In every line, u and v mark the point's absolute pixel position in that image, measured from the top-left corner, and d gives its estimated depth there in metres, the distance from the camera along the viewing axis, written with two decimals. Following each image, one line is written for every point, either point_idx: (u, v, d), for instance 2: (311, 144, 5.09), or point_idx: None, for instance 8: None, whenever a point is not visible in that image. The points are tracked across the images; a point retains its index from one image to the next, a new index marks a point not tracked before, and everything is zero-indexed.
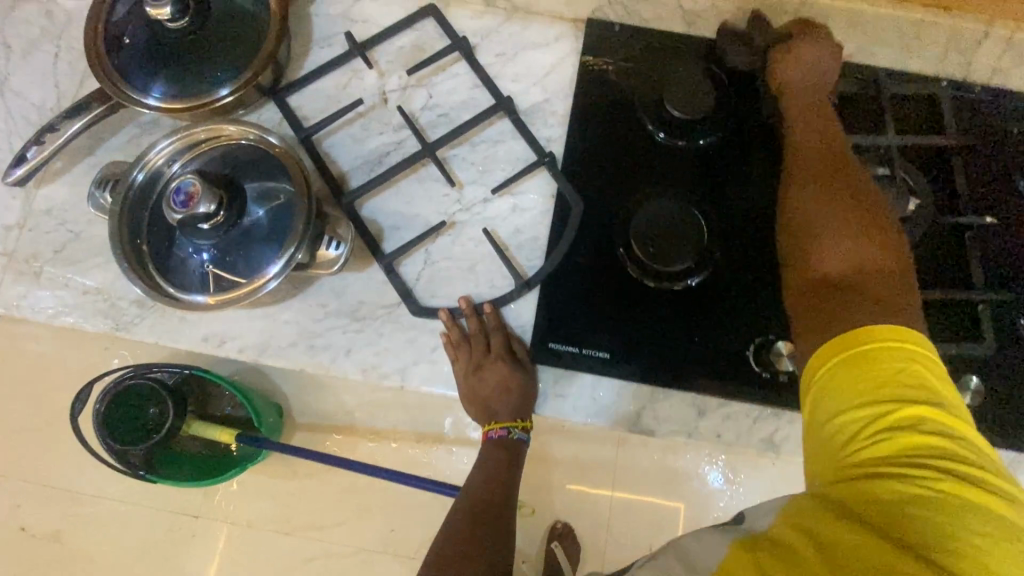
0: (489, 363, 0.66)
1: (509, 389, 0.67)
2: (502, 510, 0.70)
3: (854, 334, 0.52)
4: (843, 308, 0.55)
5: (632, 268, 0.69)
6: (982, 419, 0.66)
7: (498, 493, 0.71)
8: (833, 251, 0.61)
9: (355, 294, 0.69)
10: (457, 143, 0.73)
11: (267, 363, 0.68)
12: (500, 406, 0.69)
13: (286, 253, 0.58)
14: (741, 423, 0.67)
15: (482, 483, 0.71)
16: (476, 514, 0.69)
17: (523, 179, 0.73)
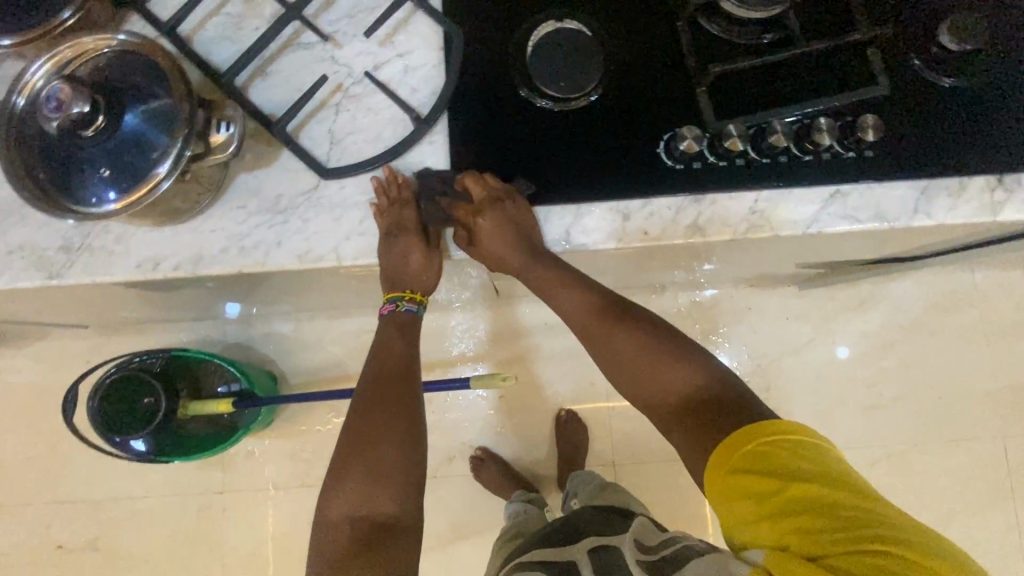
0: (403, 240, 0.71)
1: (416, 260, 0.74)
2: (402, 379, 0.80)
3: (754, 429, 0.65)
4: (709, 426, 0.70)
5: (542, 104, 0.70)
6: (885, 155, 0.69)
7: (395, 373, 0.80)
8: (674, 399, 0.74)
9: (271, 188, 0.70)
10: (327, 6, 0.73)
11: (205, 275, 0.70)
12: (402, 277, 0.76)
13: (176, 149, 0.59)
14: (664, 216, 0.70)
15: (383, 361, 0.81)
16: (378, 392, 0.79)
17: (396, 22, 0.73)
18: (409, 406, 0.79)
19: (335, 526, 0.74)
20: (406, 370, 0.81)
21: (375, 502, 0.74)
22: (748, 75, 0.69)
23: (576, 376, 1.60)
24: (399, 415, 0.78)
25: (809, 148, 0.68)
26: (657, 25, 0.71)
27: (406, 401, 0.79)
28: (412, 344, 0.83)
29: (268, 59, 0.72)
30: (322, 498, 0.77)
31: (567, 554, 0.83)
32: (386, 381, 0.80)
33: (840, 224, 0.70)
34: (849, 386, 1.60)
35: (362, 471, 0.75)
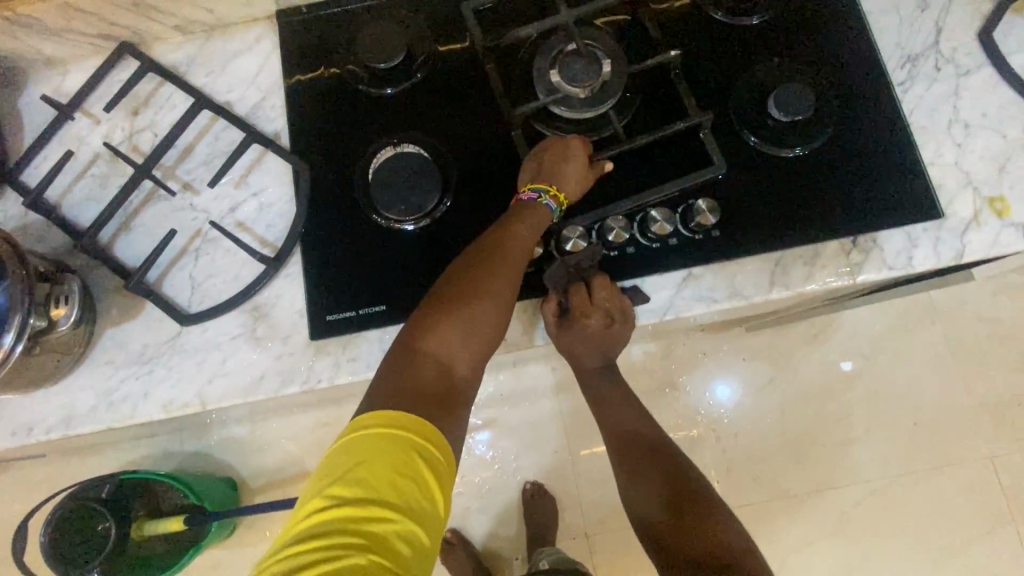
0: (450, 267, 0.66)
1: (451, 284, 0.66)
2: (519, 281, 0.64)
3: None
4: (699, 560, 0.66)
5: (405, 225, 0.71)
6: (732, 231, 0.69)
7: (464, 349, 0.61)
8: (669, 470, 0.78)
9: (135, 341, 0.71)
10: (183, 157, 0.77)
11: (78, 433, 0.71)
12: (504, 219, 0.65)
13: (16, 318, 0.61)
14: (520, 321, 0.70)
15: (516, 238, 0.64)
16: (433, 375, 0.59)
17: (249, 164, 0.76)
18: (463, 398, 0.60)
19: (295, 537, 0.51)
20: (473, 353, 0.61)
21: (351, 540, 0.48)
22: None
23: (537, 445, 1.57)
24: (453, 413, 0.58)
25: (653, 237, 0.68)
26: (496, 138, 0.74)
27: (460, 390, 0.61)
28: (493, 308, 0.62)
29: (131, 215, 0.75)
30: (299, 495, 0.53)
31: None
32: (498, 296, 0.62)
33: (697, 307, 0.69)
34: (822, 421, 1.54)
35: (456, 393, 0.60)
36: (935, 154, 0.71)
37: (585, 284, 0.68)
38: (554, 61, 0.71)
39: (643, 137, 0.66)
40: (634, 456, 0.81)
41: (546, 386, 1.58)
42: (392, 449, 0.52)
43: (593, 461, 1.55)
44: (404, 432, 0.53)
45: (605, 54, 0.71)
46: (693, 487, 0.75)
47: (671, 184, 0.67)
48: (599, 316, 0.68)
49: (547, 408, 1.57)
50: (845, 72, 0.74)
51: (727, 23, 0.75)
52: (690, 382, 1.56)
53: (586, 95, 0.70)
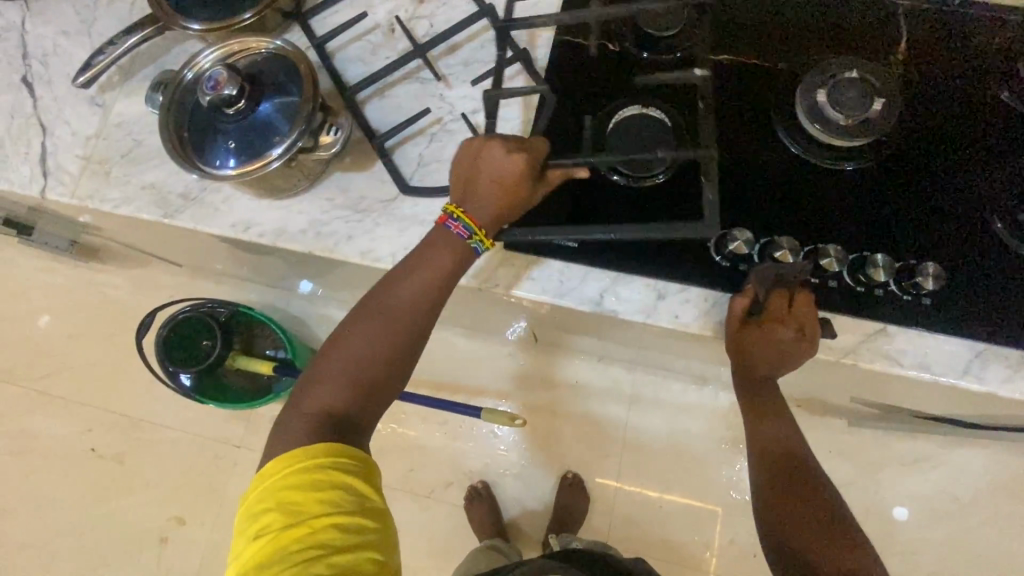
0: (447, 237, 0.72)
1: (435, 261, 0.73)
2: (424, 319, 0.72)
3: None
4: None
5: (613, 176, 0.75)
6: (945, 306, 0.67)
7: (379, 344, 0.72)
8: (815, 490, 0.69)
9: (357, 190, 0.79)
10: (449, 53, 0.84)
11: (282, 247, 0.80)
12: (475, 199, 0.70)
13: (292, 138, 0.70)
14: (698, 306, 0.72)
15: (399, 290, 0.72)
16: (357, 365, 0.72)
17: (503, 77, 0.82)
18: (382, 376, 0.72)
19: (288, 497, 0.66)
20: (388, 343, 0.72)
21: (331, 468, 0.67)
22: (814, 195, 0.72)
23: (591, 442, 1.58)
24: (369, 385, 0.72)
25: (863, 280, 0.68)
26: (741, 132, 0.75)
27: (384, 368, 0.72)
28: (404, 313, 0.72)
29: (389, 85, 0.83)
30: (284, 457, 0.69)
31: None
32: (391, 343, 0.72)
33: (879, 362, 0.68)
34: (886, 547, 1.45)
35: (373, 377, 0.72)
36: None
37: (788, 294, 0.68)
38: (827, 82, 0.71)
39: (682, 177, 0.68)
40: (777, 459, 0.72)
41: (621, 392, 1.58)
42: (313, 477, 0.65)
43: (639, 480, 1.55)
44: (322, 461, 0.66)
45: (879, 93, 0.71)
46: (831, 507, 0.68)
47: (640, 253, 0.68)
48: (792, 327, 0.67)
49: (615, 413, 1.58)
50: None
51: (1011, 108, 0.73)
52: None
53: (849, 124, 0.70)
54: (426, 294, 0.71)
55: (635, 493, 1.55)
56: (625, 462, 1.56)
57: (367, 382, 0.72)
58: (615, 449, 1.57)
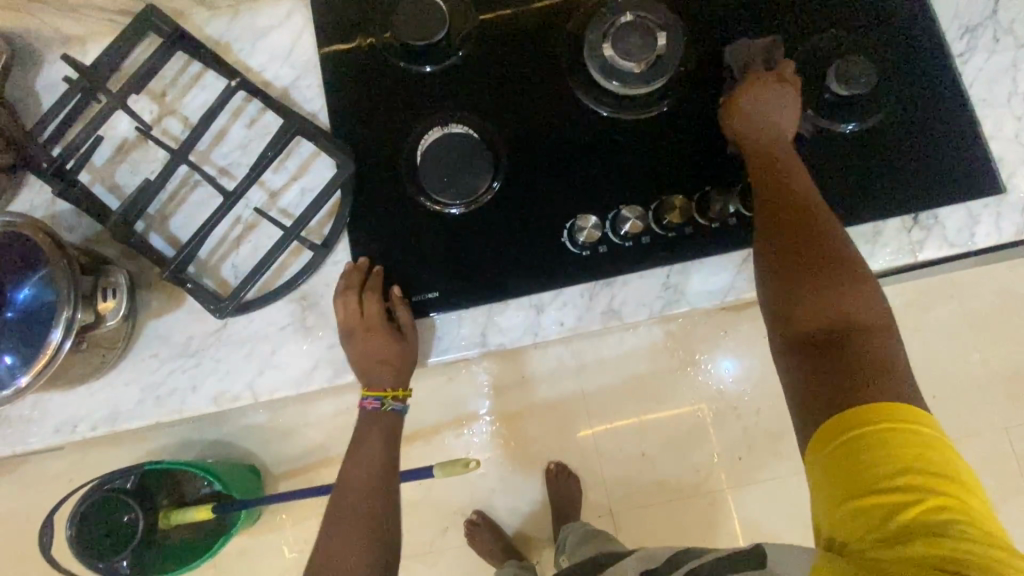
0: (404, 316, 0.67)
1: (388, 359, 0.67)
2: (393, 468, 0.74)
3: (882, 423, 0.51)
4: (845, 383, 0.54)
5: (450, 209, 0.68)
6: None
7: (363, 490, 0.72)
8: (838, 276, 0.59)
9: (179, 332, 0.69)
10: (217, 141, 0.73)
11: (125, 429, 0.69)
12: (377, 380, 0.69)
13: (62, 313, 0.59)
14: (579, 304, 0.69)
15: (359, 459, 0.73)
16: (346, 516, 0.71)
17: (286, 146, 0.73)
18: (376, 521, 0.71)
19: None
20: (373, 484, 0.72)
21: None
22: (640, 151, 0.69)
23: (560, 425, 1.57)
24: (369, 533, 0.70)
25: (713, 217, 0.67)
26: (551, 112, 0.71)
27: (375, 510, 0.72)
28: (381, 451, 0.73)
29: (168, 203, 0.72)
30: None
31: None
32: (378, 489, 0.72)
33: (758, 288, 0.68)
34: None
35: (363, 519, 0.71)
36: (994, 127, 0.70)
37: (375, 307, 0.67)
38: (608, 34, 0.67)
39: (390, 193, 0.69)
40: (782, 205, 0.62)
41: (567, 367, 1.57)
42: None
43: (616, 440, 1.56)
44: None
45: (660, 25, 0.67)
46: (834, 268, 0.59)
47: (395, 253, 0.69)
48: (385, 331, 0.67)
49: (569, 388, 1.57)
50: (906, 43, 0.71)
51: None
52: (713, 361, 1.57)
53: (643, 70, 0.67)
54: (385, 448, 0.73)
55: (618, 452, 1.56)
56: (597, 429, 1.57)
57: (357, 527, 0.70)
58: (583, 421, 1.57)
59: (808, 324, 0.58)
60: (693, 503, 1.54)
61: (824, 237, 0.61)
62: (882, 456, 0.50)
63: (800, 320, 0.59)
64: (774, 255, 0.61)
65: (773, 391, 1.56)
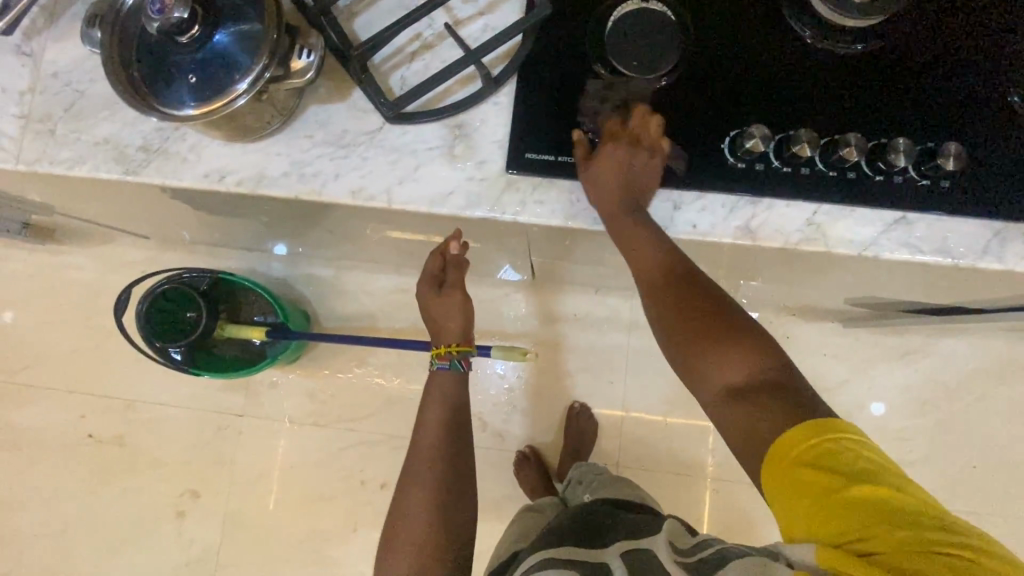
0: (453, 276, 0.92)
1: (454, 322, 0.92)
2: (462, 429, 0.88)
3: (818, 426, 0.62)
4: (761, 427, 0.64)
5: (612, 79, 0.69)
6: (963, 185, 0.66)
7: (454, 415, 0.89)
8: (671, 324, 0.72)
9: (338, 122, 0.72)
10: None
11: (263, 195, 0.74)
12: (450, 334, 0.92)
13: (257, 67, 0.62)
14: (717, 213, 0.69)
15: (430, 409, 0.90)
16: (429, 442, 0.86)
17: None
18: (461, 446, 0.87)
19: (399, 549, 0.81)
20: (456, 416, 0.89)
21: (433, 527, 0.81)
22: (828, 82, 0.67)
23: (595, 372, 1.60)
24: (458, 455, 0.86)
25: (880, 168, 0.66)
26: (750, 19, 0.70)
27: (460, 434, 0.88)
28: (460, 389, 0.92)
29: (360, 3, 0.75)
30: (388, 523, 0.84)
31: (599, 556, 0.81)
32: (457, 419, 0.89)
33: (900, 252, 0.67)
34: (882, 437, 1.52)
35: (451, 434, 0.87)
36: None
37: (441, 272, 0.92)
38: None
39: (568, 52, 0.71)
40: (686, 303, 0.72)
41: (620, 320, 1.59)
42: None
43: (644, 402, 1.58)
44: None
45: None
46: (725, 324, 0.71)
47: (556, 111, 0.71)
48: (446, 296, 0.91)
49: (615, 340, 1.59)
50: None
51: None
52: None
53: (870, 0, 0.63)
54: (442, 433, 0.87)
55: (642, 413, 1.58)
56: (629, 386, 1.59)
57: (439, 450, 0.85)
58: (618, 374, 1.59)
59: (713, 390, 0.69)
60: (698, 485, 1.56)
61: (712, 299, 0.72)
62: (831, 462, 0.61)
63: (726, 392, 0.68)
64: (692, 341, 0.70)
65: None
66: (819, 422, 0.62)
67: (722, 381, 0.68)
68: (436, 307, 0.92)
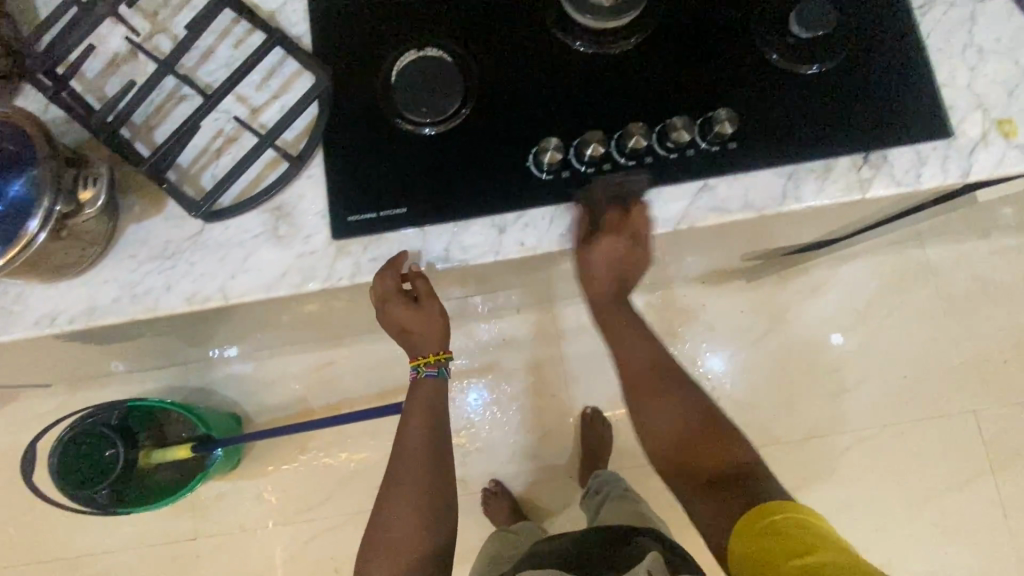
0: (420, 283, 0.77)
1: (422, 329, 0.84)
2: (437, 451, 0.90)
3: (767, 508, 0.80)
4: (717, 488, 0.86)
5: (423, 129, 0.71)
6: (748, 143, 0.70)
7: (429, 438, 0.89)
8: (651, 400, 0.96)
9: (158, 235, 0.72)
10: (204, 59, 0.76)
11: (102, 325, 0.72)
12: (421, 342, 0.86)
13: (45, 204, 0.62)
14: (539, 225, 0.72)
15: (409, 432, 0.90)
16: (405, 464, 0.89)
17: (265, 67, 0.76)
18: (436, 469, 0.89)
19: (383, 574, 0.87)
20: (431, 435, 0.89)
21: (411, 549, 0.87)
22: (606, 81, 0.72)
23: (537, 390, 1.59)
24: (433, 472, 0.89)
25: (671, 147, 0.70)
26: (525, 42, 0.73)
27: (437, 454, 0.90)
28: (436, 405, 0.90)
29: (156, 114, 0.75)
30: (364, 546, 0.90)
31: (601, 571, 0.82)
32: (432, 439, 0.90)
33: (710, 217, 0.71)
34: (819, 373, 1.58)
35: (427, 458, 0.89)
36: (948, 77, 0.72)
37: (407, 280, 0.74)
38: None
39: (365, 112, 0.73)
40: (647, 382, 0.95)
41: (547, 333, 1.59)
42: None
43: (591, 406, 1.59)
44: None
45: None
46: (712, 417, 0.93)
47: (365, 169, 0.72)
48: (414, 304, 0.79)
49: (549, 354, 1.59)
50: None
51: None
52: (691, 332, 1.59)
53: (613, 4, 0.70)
54: (424, 449, 0.89)
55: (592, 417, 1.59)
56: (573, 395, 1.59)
57: (421, 472, 0.88)
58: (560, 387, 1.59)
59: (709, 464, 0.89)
60: None
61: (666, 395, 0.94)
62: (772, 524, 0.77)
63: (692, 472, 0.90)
64: (674, 421, 0.94)
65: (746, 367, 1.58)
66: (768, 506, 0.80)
67: (661, 442, 0.95)
68: (405, 315, 0.79)
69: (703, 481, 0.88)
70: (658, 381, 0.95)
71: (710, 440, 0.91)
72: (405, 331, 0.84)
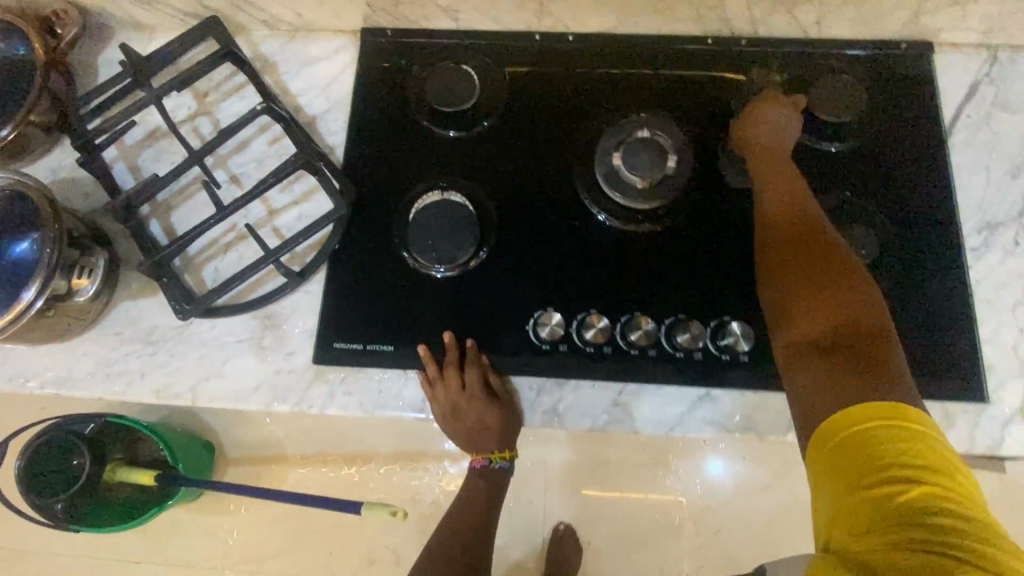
0: (495, 384, 0.68)
1: (495, 428, 0.71)
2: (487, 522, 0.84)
3: (879, 406, 0.51)
4: (841, 382, 0.54)
5: (432, 270, 0.69)
6: (761, 361, 0.66)
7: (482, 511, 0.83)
8: (794, 284, 0.61)
9: (147, 318, 0.72)
10: (237, 150, 0.77)
11: (70, 396, 0.71)
12: (487, 441, 0.74)
13: (44, 274, 0.62)
14: (527, 395, 0.68)
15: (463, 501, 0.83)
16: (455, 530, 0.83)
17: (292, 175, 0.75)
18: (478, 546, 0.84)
19: None
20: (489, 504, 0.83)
21: None
22: (624, 261, 0.70)
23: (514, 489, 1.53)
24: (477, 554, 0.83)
25: (678, 346, 0.66)
26: (551, 201, 0.72)
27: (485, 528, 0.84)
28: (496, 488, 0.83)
29: (179, 196, 0.76)
30: None
31: None
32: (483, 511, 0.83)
33: (706, 430, 0.66)
34: (814, 542, 1.47)
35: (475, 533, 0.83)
36: (993, 331, 0.67)
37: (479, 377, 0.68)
38: (618, 145, 0.69)
39: (378, 240, 0.72)
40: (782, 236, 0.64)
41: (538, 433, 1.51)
42: None
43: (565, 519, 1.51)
44: None
45: (673, 148, 0.69)
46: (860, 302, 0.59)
47: (365, 298, 0.70)
48: (485, 404, 0.69)
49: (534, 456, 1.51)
50: (919, 223, 0.70)
51: (811, 145, 0.73)
52: (686, 468, 1.49)
53: (646, 187, 0.68)
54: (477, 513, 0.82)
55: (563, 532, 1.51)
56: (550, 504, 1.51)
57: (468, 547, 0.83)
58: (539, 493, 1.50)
59: (819, 323, 0.58)
60: None
61: (833, 268, 0.61)
62: (887, 443, 0.49)
63: (824, 352, 0.56)
64: (793, 254, 0.63)
65: (737, 518, 1.47)
66: (889, 406, 0.51)
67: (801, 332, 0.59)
68: (472, 411, 0.69)
69: (829, 385, 0.54)
70: (811, 235, 0.63)
71: (852, 342, 0.56)
72: (468, 428, 0.72)
